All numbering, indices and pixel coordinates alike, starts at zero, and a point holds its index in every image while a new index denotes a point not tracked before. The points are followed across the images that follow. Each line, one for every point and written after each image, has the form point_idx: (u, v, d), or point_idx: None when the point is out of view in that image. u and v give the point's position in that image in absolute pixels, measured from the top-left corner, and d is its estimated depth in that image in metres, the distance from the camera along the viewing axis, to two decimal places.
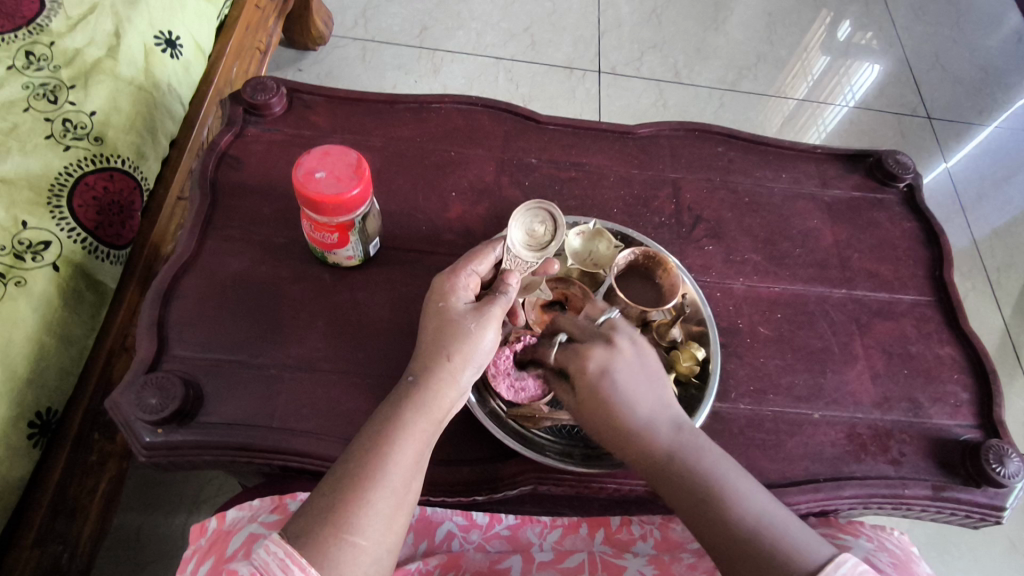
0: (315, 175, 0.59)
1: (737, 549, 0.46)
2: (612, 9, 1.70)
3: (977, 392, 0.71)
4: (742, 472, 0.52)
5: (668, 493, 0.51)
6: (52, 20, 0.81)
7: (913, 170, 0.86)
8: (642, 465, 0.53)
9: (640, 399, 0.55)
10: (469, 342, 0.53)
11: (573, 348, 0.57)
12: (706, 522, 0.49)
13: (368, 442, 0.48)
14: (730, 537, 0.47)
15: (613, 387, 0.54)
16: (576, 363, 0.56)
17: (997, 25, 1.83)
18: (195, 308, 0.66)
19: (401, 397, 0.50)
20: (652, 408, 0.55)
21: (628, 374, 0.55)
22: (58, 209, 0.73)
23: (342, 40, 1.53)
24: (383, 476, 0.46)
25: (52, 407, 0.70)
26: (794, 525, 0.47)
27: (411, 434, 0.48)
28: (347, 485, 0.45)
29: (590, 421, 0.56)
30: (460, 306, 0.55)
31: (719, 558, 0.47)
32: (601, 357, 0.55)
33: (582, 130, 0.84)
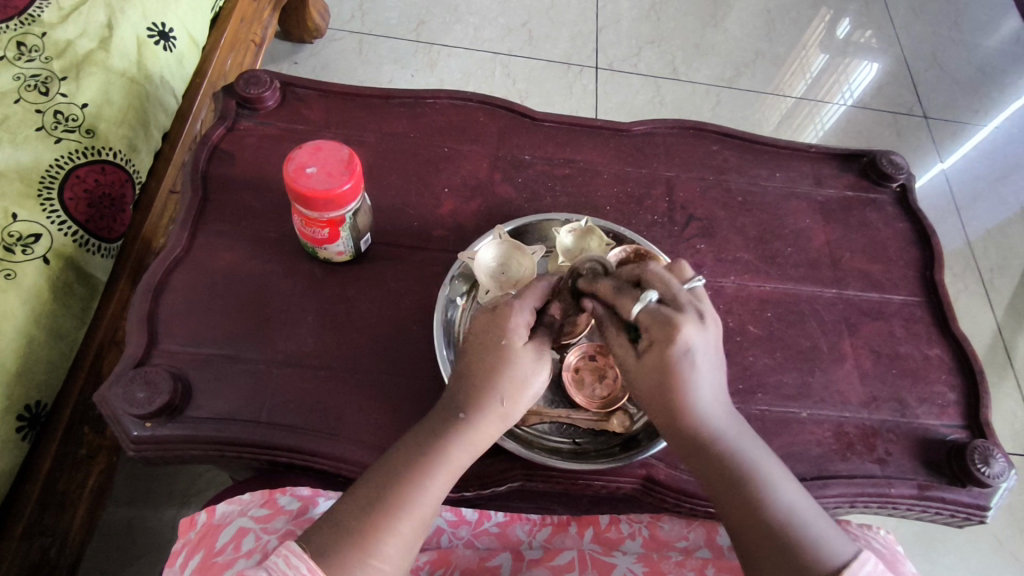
0: (306, 170, 0.59)
1: (767, 543, 0.47)
2: (610, 5, 1.69)
3: (965, 393, 0.72)
4: (780, 464, 0.52)
5: (708, 468, 0.51)
6: (44, 11, 0.81)
7: (907, 170, 0.86)
8: (686, 438, 0.51)
9: (712, 383, 0.50)
10: (521, 384, 0.52)
11: (664, 314, 0.48)
12: (738, 507, 0.49)
13: (405, 468, 0.49)
14: (762, 529, 0.47)
15: (692, 368, 0.49)
16: (663, 331, 0.48)
17: (996, 25, 1.83)
18: (184, 302, 0.66)
19: (444, 426, 0.51)
20: (719, 392, 0.51)
21: (710, 358, 0.50)
22: (48, 201, 0.73)
23: (338, 33, 1.52)
24: (414, 505, 0.48)
25: (41, 400, 0.70)
26: (826, 528, 0.48)
27: (448, 468, 0.50)
28: (378, 506, 0.47)
29: (648, 386, 0.51)
30: (521, 344, 0.53)
31: (745, 538, 0.48)
32: (693, 335, 0.48)
33: (576, 127, 0.84)
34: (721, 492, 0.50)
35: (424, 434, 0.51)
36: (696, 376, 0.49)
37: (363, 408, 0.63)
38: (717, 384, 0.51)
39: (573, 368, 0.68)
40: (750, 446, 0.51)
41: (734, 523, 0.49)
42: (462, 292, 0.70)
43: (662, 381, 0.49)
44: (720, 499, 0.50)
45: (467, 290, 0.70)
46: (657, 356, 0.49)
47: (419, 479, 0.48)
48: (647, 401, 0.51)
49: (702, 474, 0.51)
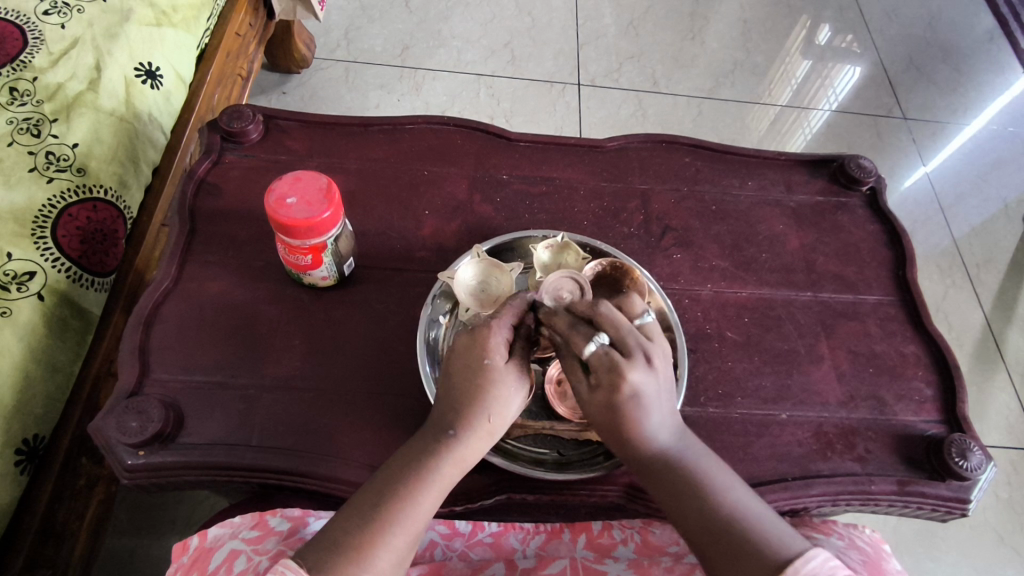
0: (287, 201, 0.61)
1: (716, 540, 0.48)
2: (591, 23, 1.73)
3: (942, 388, 0.73)
4: (727, 468, 0.54)
5: (660, 486, 0.53)
6: (35, 56, 0.84)
7: (875, 173, 0.88)
8: (637, 460, 0.54)
9: (658, 412, 0.53)
10: (504, 400, 0.54)
11: (611, 359, 0.51)
12: (690, 513, 0.51)
13: (396, 484, 0.50)
14: (713, 529, 0.49)
15: (640, 404, 0.52)
16: (608, 376, 0.51)
17: (970, 27, 1.87)
18: (175, 332, 0.68)
19: (433, 445, 0.52)
20: (666, 417, 0.54)
21: (657, 390, 0.53)
22: (42, 239, 0.75)
23: (325, 62, 1.56)
24: (405, 520, 0.48)
25: (39, 433, 0.71)
26: (774, 518, 0.49)
27: (438, 483, 0.51)
28: (369, 520, 0.48)
29: (600, 418, 0.53)
30: (503, 366, 0.54)
31: (698, 545, 0.50)
32: (639, 377, 0.51)
33: (553, 145, 0.87)
34: (671, 505, 0.52)
35: (414, 451, 0.52)
36: (645, 414, 0.52)
37: (351, 429, 0.65)
38: (664, 412, 0.53)
39: (556, 380, 0.69)
40: (695, 455, 0.54)
41: (690, 531, 0.50)
42: (445, 311, 0.72)
43: (612, 414, 0.52)
44: (674, 511, 0.52)
45: (450, 308, 0.73)
46: (606, 396, 0.52)
47: (411, 495, 0.49)
48: (603, 433, 0.55)
49: (654, 491, 0.54)
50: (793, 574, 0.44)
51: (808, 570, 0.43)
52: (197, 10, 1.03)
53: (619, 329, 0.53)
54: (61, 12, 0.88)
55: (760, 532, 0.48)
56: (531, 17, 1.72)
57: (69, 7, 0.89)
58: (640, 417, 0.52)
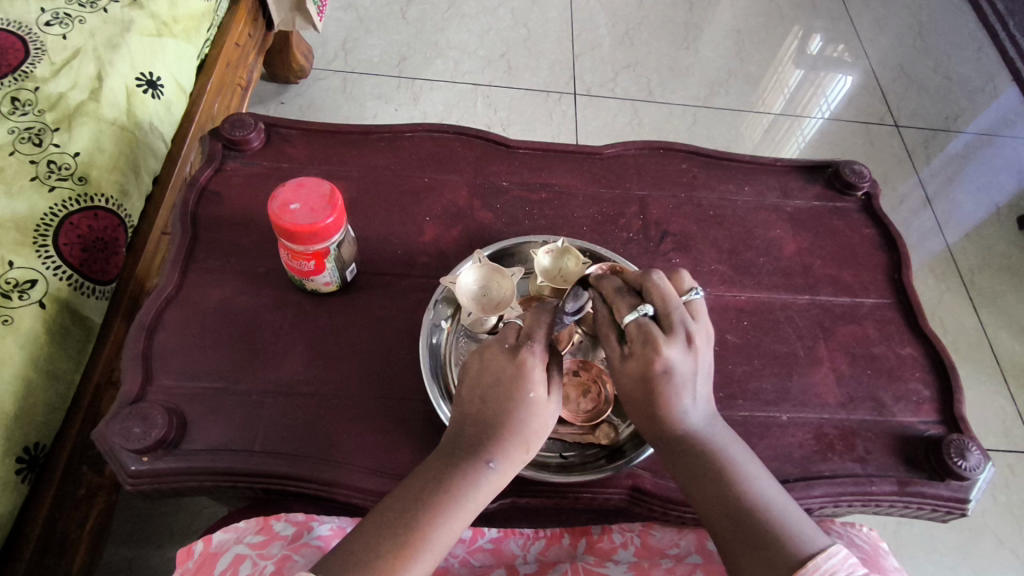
0: (290, 207, 0.61)
1: (739, 527, 0.49)
2: (587, 33, 1.75)
3: (938, 389, 0.74)
4: (755, 460, 0.54)
5: (685, 469, 0.53)
6: (37, 66, 0.85)
7: (870, 178, 0.90)
8: (664, 438, 0.54)
9: (694, 393, 0.53)
10: (538, 431, 0.54)
11: (651, 332, 0.52)
12: (714, 499, 0.51)
13: (428, 509, 0.49)
14: (735, 514, 0.50)
15: (674, 382, 0.52)
16: (647, 347, 0.52)
17: (959, 36, 1.90)
18: (177, 338, 0.68)
19: (468, 472, 0.51)
20: (704, 398, 0.54)
21: (692, 371, 0.53)
22: (44, 247, 0.75)
23: (324, 73, 1.57)
24: (435, 544, 0.48)
25: (40, 441, 0.71)
26: (795, 510, 0.50)
27: (471, 509, 0.51)
28: (400, 542, 0.47)
29: (631, 389, 0.54)
30: (542, 398, 0.54)
31: (720, 529, 0.50)
32: (677, 354, 0.52)
33: (552, 152, 0.88)
34: (696, 487, 0.53)
35: (448, 475, 0.51)
36: (679, 393, 0.53)
37: (353, 433, 0.65)
38: (702, 395, 0.54)
39: None
40: (726, 441, 0.54)
41: (711, 515, 0.51)
42: (446, 316, 0.73)
43: (643, 387, 0.53)
44: (696, 494, 0.53)
45: (452, 313, 0.73)
46: (640, 367, 0.52)
47: (444, 521, 0.49)
48: (634, 405, 0.55)
49: (679, 471, 0.54)
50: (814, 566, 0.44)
51: (828, 566, 0.44)
52: (198, 20, 1.04)
53: (666, 302, 0.54)
54: (63, 23, 0.89)
55: (781, 526, 0.48)
56: (528, 28, 1.74)
57: (71, 18, 0.90)
58: (673, 394, 0.52)
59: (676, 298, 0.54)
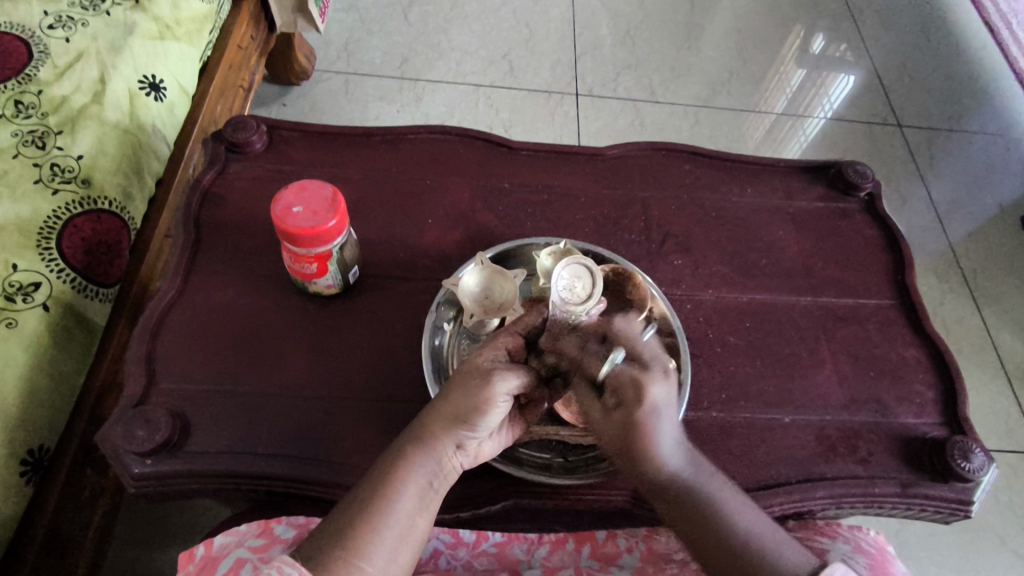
0: (292, 210, 0.62)
1: (733, 566, 0.50)
2: (589, 34, 1.75)
3: (942, 391, 0.74)
4: (735, 488, 0.55)
5: (672, 516, 0.53)
6: (40, 70, 0.85)
7: (873, 179, 0.90)
8: (648, 484, 0.54)
9: (671, 434, 0.53)
10: (488, 407, 0.53)
11: (632, 374, 0.52)
12: (704, 539, 0.52)
13: (379, 481, 0.52)
14: (730, 553, 0.50)
15: (659, 422, 0.52)
16: (632, 392, 0.51)
17: (962, 35, 1.89)
18: (180, 341, 0.68)
19: (413, 442, 0.54)
20: (678, 438, 0.54)
21: (670, 413, 0.53)
22: (47, 250, 0.75)
23: (326, 74, 1.57)
24: (394, 515, 0.50)
25: (44, 444, 0.71)
26: (780, 534, 0.52)
27: (423, 475, 0.53)
28: (356, 513, 0.50)
29: (614, 439, 0.53)
30: (482, 363, 0.56)
31: (712, 567, 0.51)
32: (659, 392, 0.52)
33: (553, 153, 0.88)
34: (688, 534, 0.53)
35: (398, 450, 0.54)
36: (660, 435, 0.52)
37: (355, 436, 0.65)
38: (676, 434, 0.53)
39: None
40: (705, 476, 0.54)
41: (704, 555, 0.51)
42: (449, 318, 0.72)
43: (626, 435, 0.52)
44: (687, 535, 0.53)
45: (454, 316, 0.73)
46: (625, 416, 0.52)
47: (395, 490, 0.51)
48: (616, 454, 0.54)
49: (664, 512, 0.54)
50: None
51: None
52: (200, 23, 1.05)
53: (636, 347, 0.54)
54: (66, 27, 0.89)
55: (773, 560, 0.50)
56: (529, 28, 1.74)
57: (74, 22, 0.90)
58: (655, 436, 0.52)
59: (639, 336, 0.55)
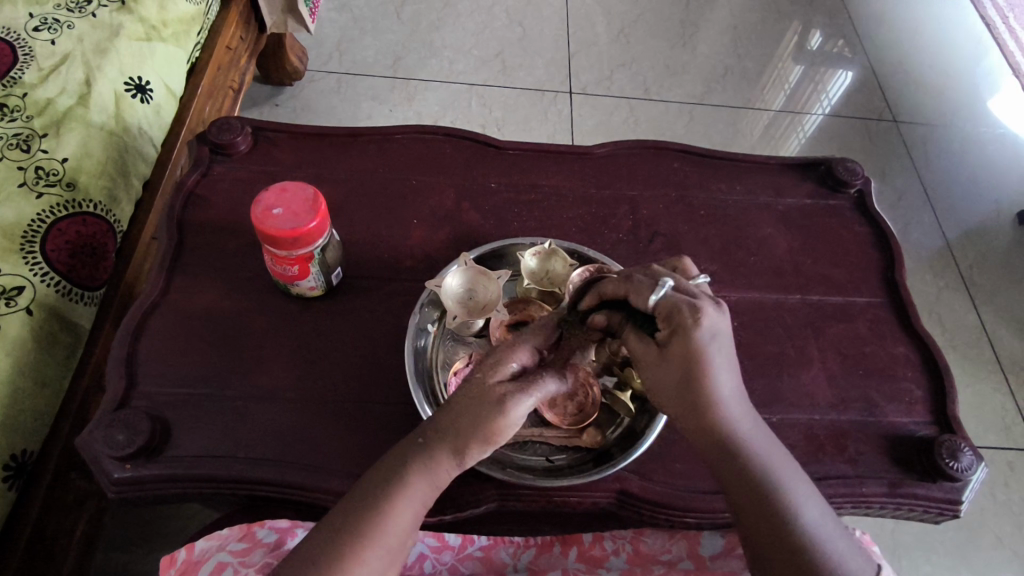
0: (272, 211, 0.61)
1: (783, 544, 0.49)
2: (582, 31, 1.75)
3: (932, 389, 0.73)
4: (795, 465, 0.53)
5: (728, 476, 0.52)
6: (25, 73, 0.84)
7: (863, 176, 0.89)
8: (707, 438, 0.52)
9: (727, 380, 0.52)
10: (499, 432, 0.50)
11: (683, 303, 0.51)
12: (755, 509, 0.50)
13: (375, 501, 0.50)
14: (781, 529, 0.49)
15: (716, 359, 0.51)
16: (689, 319, 0.51)
17: (958, 30, 1.88)
18: (162, 344, 0.68)
19: (419, 464, 0.51)
20: (735, 390, 0.53)
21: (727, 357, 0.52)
22: (30, 254, 0.75)
23: (318, 74, 1.57)
24: (386, 537, 0.49)
25: (28, 448, 0.71)
26: (835, 535, 0.50)
27: (421, 498, 0.51)
28: (347, 534, 0.48)
29: (669, 385, 0.52)
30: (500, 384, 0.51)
31: (755, 536, 0.50)
32: (715, 322, 0.51)
33: (541, 152, 0.87)
34: (739, 499, 0.51)
35: (401, 468, 0.51)
36: (716, 375, 0.51)
37: (338, 439, 0.64)
38: (733, 385, 0.53)
39: None
40: (765, 446, 0.53)
41: (750, 521, 0.50)
42: (433, 320, 0.72)
43: (683, 376, 0.51)
44: (738, 501, 0.51)
45: (438, 317, 0.73)
46: (682, 348, 0.51)
47: (391, 512, 0.49)
48: (670, 403, 0.53)
49: (718, 471, 0.53)
50: None
51: None
52: (187, 24, 1.04)
53: (682, 283, 0.55)
54: (51, 29, 0.89)
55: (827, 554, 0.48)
56: (523, 27, 1.74)
57: (59, 24, 0.90)
58: (713, 376, 0.51)
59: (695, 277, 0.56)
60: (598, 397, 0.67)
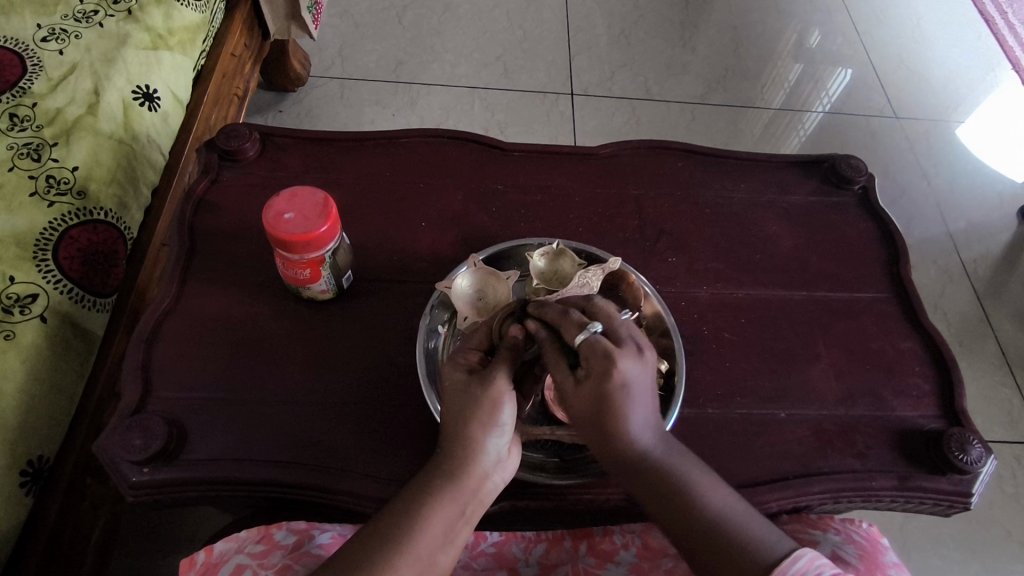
0: (284, 216, 0.62)
1: (704, 540, 0.50)
2: (583, 33, 1.76)
3: (939, 383, 0.74)
4: (705, 466, 0.55)
5: (644, 492, 0.53)
6: (34, 82, 0.85)
7: (866, 173, 0.90)
8: (620, 462, 0.53)
9: (642, 412, 0.52)
10: (489, 425, 0.52)
11: (604, 347, 0.51)
12: (671, 516, 0.52)
13: (403, 518, 0.49)
14: (703, 528, 0.50)
15: (629, 397, 0.51)
16: (601, 363, 0.50)
17: (956, 25, 1.89)
18: (176, 349, 0.69)
19: (435, 473, 0.51)
20: (650, 416, 0.53)
21: (645, 384, 0.52)
22: (43, 262, 0.76)
23: (321, 80, 1.58)
24: (417, 550, 0.48)
25: (44, 454, 0.71)
26: (757, 516, 0.51)
27: (449, 505, 0.50)
28: (376, 553, 0.47)
29: (585, 413, 0.52)
30: (465, 377, 0.54)
31: (681, 539, 0.51)
32: (631, 368, 0.51)
33: (545, 154, 0.88)
34: (660, 509, 0.52)
35: (421, 484, 0.51)
36: (632, 410, 0.51)
37: (352, 440, 0.65)
38: (648, 412, 0.52)
39: (555, 387, 0.70)
40: (674, 456, 0.53)
41: (675, 528, 0.52)
42: (443, 321, 0.73)
43: (599, 409, 0.51)
44: (656, 510, 0.53)
45: (448, 318, 0.73)
46: (597, 386, 0.51)
47: (421, 526, 0.48)
48: (586, 431, 0.53)
49: (635, 490, 0.53)
50: (781, 573, 0.46)
51: (796, 570, 0.46)
52: (192, 32, 1.05)
53: (611, 326, 0.54)
54: (59, 39, 0.90)
55: (747, 539, 0.49)
56: (523, 29, 1.74)
57: (67, 34, 0.91)
58: (627, 411, 0.51)
59: (616, 311, 0.55)
60: None
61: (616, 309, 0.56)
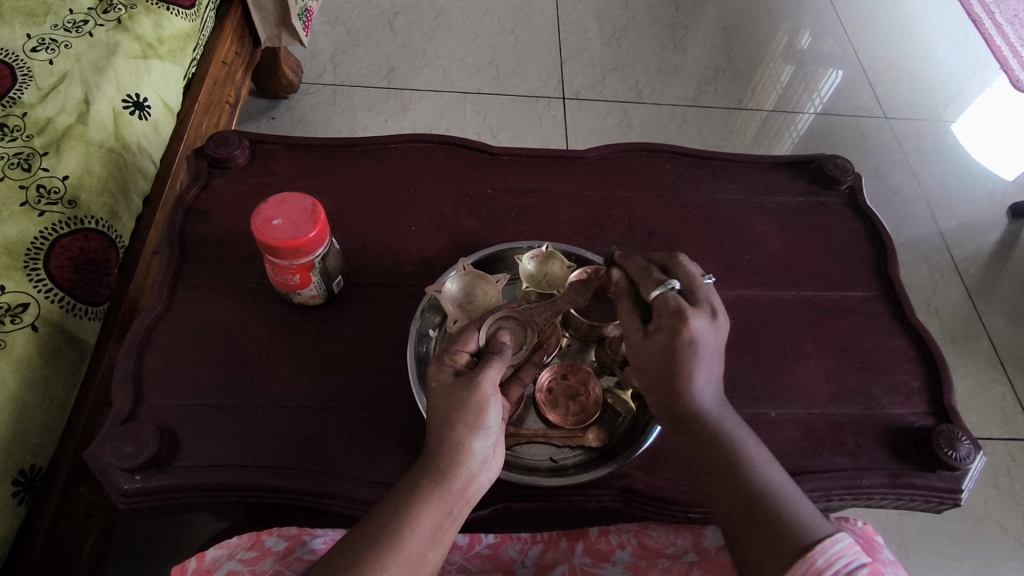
0: (272, 222, 0.62)
1: (744, 511, 0.50)
2: (574, 37, 1.76)
3: (928, 381, 0.74)
4: (764, 447, 0.55)
5: (695, 450, 0.55)
6: (24, 93, 0.86)
7: (853, 172, 0.90)
8: (677, 413, 0.56)
9: (709, 370, 0.56)
10: (474, 425, 0.53)
11: (677, 304, 0.57)
12: (718, 483, 0.52)
13: (390, 517, 0.49)
14: (745, 498, 0.50)
15: (697, 354, 0.55)
16: (672, 318, 0.56)
17: (945, 26, 1.90)
18: (167, 357, 0.69)
19: (421, 474, 0.51)
20: (715, 379, 0.57)
21: (714, 345, 0.56)
22: (34, 271, 0.76)
23: (313, 87, 1.58)
24: (405, 548, 0.47)
25: (36, 464, 0.71)
26: (806, 501, 0.50)
27: (435, 505, 0.50)
28: (364, 551, 0.47)
29: (647, 361, 0.58)
30: (451, 378, 0.55)
31: (724, 511, 0.51)
32: (701, 326, 0.56)
33: (534, 157, 0.88)
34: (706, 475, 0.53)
35: (407, 485, 0.51)
36: (697, 367, 0.55)
37: (343, 445, 0.65)
38: (715, 374, 0.57)
39: (546, 389, 0.70)
40: (732, 425, 0.55)
41: (718, 498, 0.52)
42: (434, 325, 0.73)
43: (664, 356, 0.56)
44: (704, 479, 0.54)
45: (439, 321, 0.74)
46: (665, 338, 0.56)
47: (407, 525, 0.48)
48: (650, 382, 0.58)
49: (687, 449, 0.56)
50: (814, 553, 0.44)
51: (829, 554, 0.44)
52: (183, 40, 1.05)
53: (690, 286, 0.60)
54: (49, 49, 0.90)
55: (791, 517, 0.48)
56: (514, 34, 1.75)
57: (56, 44, 0.91)
58: (694, 368, 0.55)
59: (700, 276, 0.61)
60: (599, 397, 0.70)
61: (700, 272, 0.61)
